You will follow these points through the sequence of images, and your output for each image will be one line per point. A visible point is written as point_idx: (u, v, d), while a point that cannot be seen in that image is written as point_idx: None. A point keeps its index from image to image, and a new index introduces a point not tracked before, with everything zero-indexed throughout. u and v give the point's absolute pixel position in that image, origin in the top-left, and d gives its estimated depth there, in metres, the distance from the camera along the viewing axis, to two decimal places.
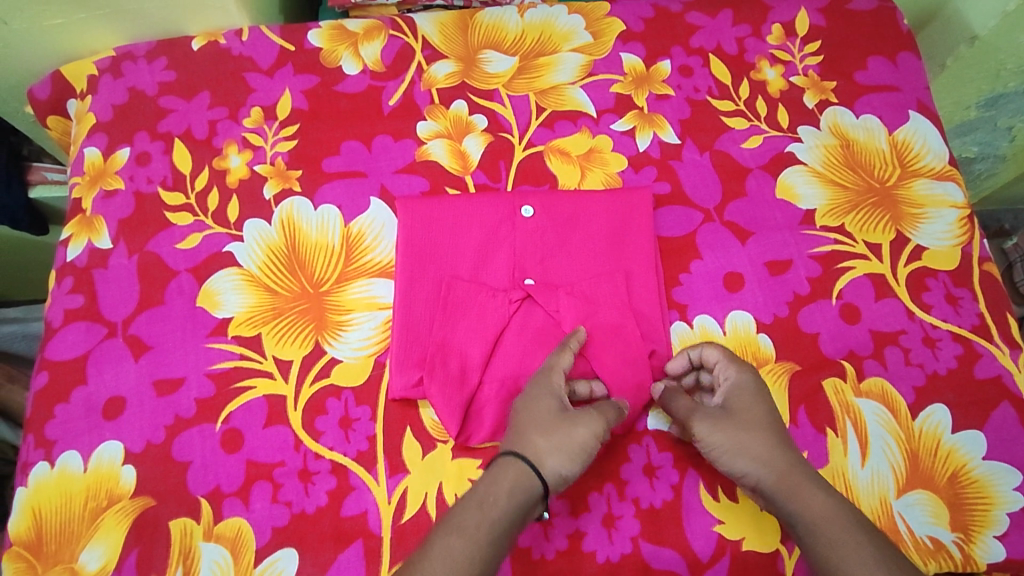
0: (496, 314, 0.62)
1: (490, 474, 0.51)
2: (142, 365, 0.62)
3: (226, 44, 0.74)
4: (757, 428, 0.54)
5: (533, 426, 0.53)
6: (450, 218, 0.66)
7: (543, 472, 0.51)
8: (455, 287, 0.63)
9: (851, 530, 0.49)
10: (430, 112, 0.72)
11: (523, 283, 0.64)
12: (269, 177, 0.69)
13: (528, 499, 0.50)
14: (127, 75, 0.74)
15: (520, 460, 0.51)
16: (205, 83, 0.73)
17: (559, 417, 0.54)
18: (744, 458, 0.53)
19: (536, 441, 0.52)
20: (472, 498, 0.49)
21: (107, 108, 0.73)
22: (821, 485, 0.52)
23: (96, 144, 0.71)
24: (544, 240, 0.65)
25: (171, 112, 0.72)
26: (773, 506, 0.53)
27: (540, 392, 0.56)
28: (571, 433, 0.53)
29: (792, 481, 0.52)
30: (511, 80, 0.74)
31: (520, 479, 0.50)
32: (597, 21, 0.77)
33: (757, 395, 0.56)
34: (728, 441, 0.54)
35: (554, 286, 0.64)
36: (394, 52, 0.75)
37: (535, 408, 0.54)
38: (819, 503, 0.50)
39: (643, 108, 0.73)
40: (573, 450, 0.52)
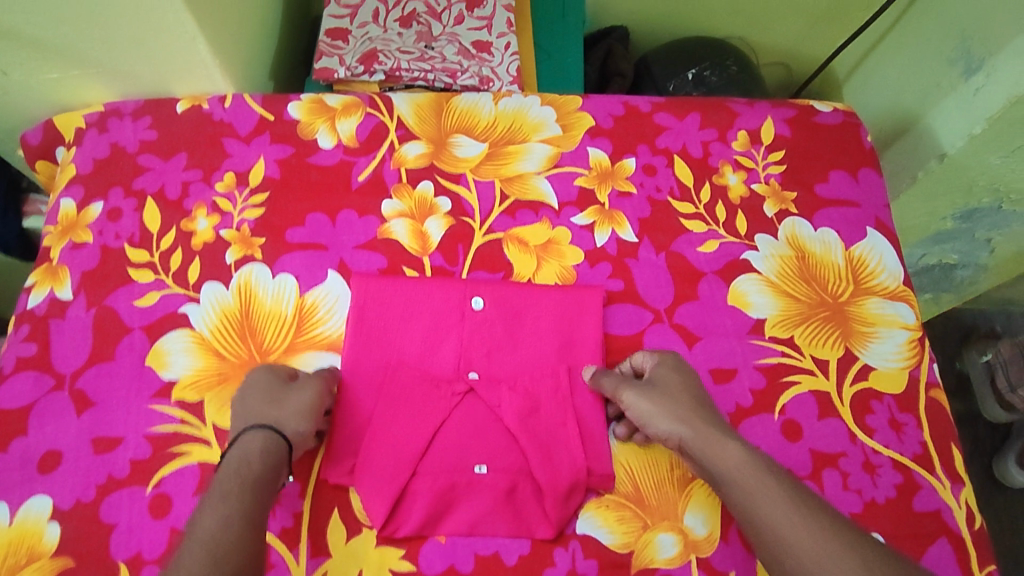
0: (437, 407, 0.62)
1: (236, 449, 0.55)
2: (84, 421, 0.63)
3: (209, 109, 0.77)
4: (678, 392, 0.60)
5: (262, 401, 0.58)
6: (397, 300, 0.67)
7: (283, 432, 0.56)
8: (398, 371, 0.64)
9: (761, 473, 0.54)
10: (397, 191, 0.75)
11: (468, 376, 0.65)
12: (233, 243, 0.71)
13: (280, 457, 0.55)
14: (112, 131, 0.76)
15: (262, 429, 0.56)
16: (183, 144, 0.76)
17: (280, 390, 0.59)
18: (666, 419, 0.58)
19: (271, 410, 0.57)
20: (229, 473, 0.52)
21: (88, 161, 0.75)
22: (734, 437, 0.57)
23: (72, 196, 0.73)
24: (491, 331, 0.67)
25: (148, 170, 0.74)
26: (696, 461, 0.57)
27: (263, 371, 0.60)
28: (298, 397, 0.59)
29: (706, 436, 0.57)
30: (479, 166, 0.76)
31: (268, 441, 0.55)
32: (567, 115, 0.80)
33: (677, 370, 0.62)
34: (652, 406, 0.59)
35: (496, 380, 0.65)
36: (368, 129, 0.77)
37: (256, 384, 0.59)
38: (732, 453, 0.55)
39: (604, 204, 0.75)
40: (304, 409, 0.58)
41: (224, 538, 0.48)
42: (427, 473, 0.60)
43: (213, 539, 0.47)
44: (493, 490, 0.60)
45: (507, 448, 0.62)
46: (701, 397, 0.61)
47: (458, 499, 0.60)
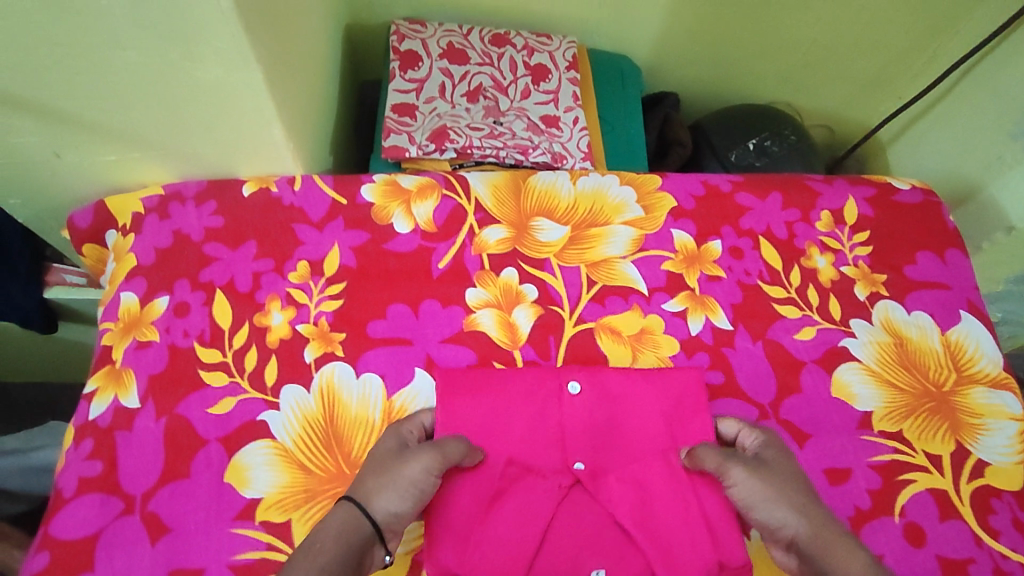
0: (545, 502, 0.58)
1: (325, 517, 0.51)
2: (160, 550, 0.56)
3: (278, 192, 0.73)
4: (792, 479, 0.55)
5: (369, 469, 0.54)
6: (495, 384, 0.64)
7: (370, 511, 0.51)
8: (501, 463, 0.60)
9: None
10: (481, 280, 0.71)
11: (574, 468, 0.61)
12: (311, 338, 0.66)
13: (359, 541, 0.49)
14: (174, 217, 0.72)
15: (350, 502, 0.51)
16: (252, 231, 0.71)
17: (391, 459, 0.54)
18: (783, 507, 0.53)
19: (367, 481, 0.53)
20: (304, 545, 0.47)
21: (148, 250, 0.70)
22: (858, 546, 0.51)
23: (134, 290, 0.68)
24: (591, 418, 0.63)
25: (215, 260, 0.69)
26: (810, 563, 0.51)
27: (385, 438, 0.58)
28: (402, 468, 0.53)
29: (827, 537, 0.51)
30: (563, 250, 0.73)
31: (351, 517, 0.50)
32: (648, 195, 0.78)
33: (784, 453, 0.58)
34: (766, 489, 0.53)
35: (603, 471, 0.61)
36: (446, 212, 0.74)
37: (372, 453, 0.56)
38: (854, 565, 0.50)
39: (695, 289, 0.72)
40: (402, 484, 0.52)
41: None
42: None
43: None
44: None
45: (625, 550, 0.57)
46: (810, 487, 0.56)
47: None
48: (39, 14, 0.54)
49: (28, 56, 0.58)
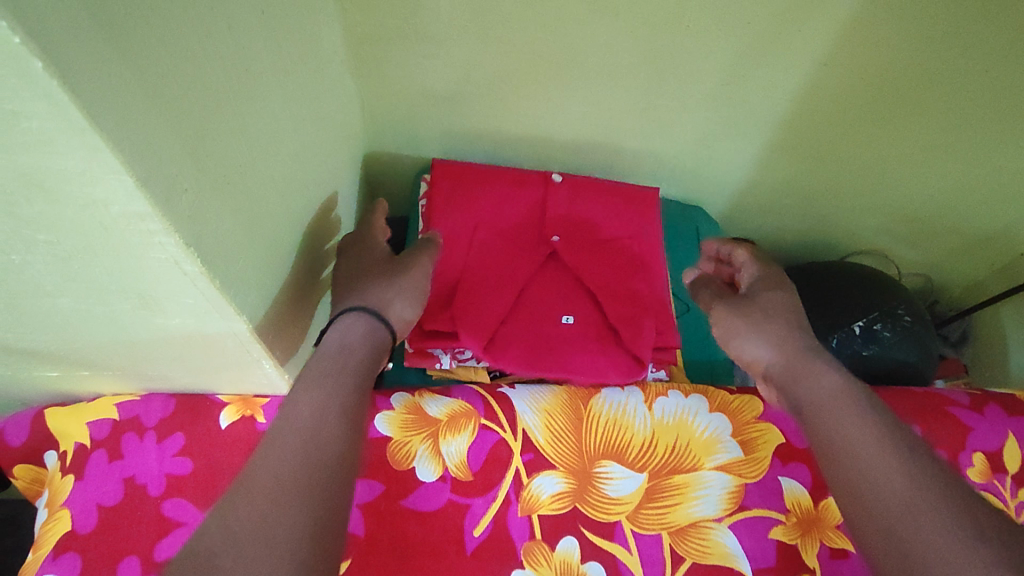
0: (523, 258, 0.66)
1: (336, 326, 0.48)
2: None
3: (266, 424, 0.57)
4: (783, 310, 0.52)
5: (360, 273, 0.52)
6: (493, 192, 0.69)
7: (391, 319, 0.51)
8: (489, 233, 0.67)
9: (866, 419, 0.45)
10: (530, 556, 0.53)
11: (548, 244, 0.67)
12: None
13: (385, 349, 0.50)
14: (127, 458, 0.55)
15: (365, 311, 0.49)
16: (232, 481, 0.55)
17: (393, 270, 0.53)
18: (756, 336, 0.51)
19: (377, 290, 0.51)
20: (326, 349, 0.46)
21: (89, 509, 0.53)
22: (831, 365, 0.49)
23: (58, 575, 0.49)
24: (568, 211, 0.69)
25: (178, 526, 0.53)
26: (783, 392, 0.50)
27: (361, 246, 0.56)
28: (405, 275, 0.54)
29: (800, 362, 0.49)
30: (639, 510, 0.56)
31: (371, 325, 0.48)
32: (748, 428, 0.61)
33: (778, 274, 0.56)
34: (746, 321, 0.52)
35: (574, 245, 0.68)
36: (484, 453, 0.57)
37: (359, 259, 0.54)
38: (828, 384, 0.47)
39: (816, 572, 0.55)
40: (411, 288, 0.53)
41: (323, 428, 0.40)
42: (520, 322, 0.64)
43: (312, 420, 0.40)
44: (579, 339, 0.64)
45: (589, 310, 0.66)
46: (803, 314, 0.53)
47: (546, 347, 0.63)
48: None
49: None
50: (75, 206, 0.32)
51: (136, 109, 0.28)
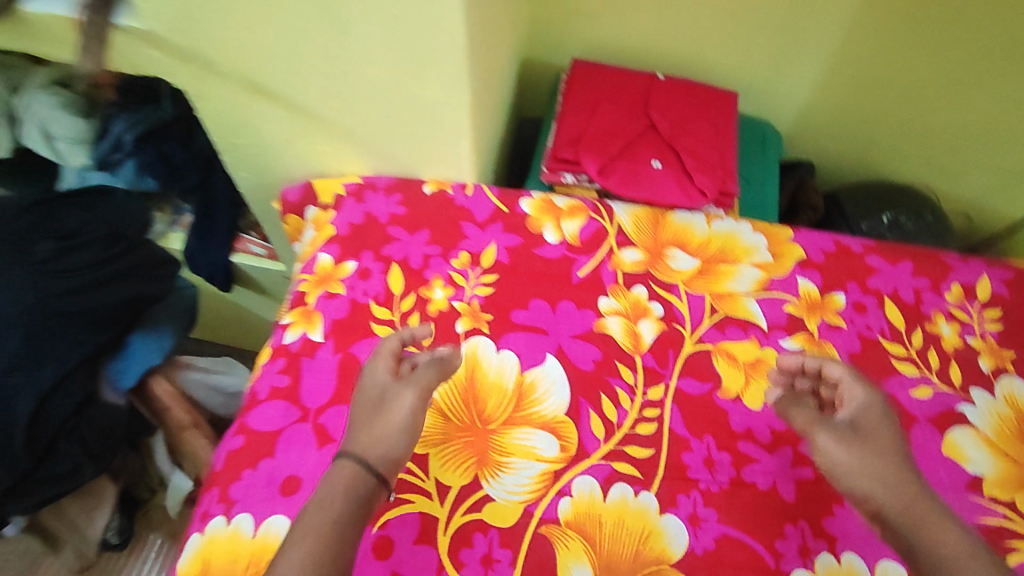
0: (629, 121, 0.94)
1: (326, 479, 0.55)
2: (324, 452, 0.68)
3: (452, 194, 0.88)
4: (887, 453, 0.56)
5: (359, 427, 0.59)
6: (611, 81, 0.98)
7: (373, 463, 0.57)
8: (606, 103, 0.95)
9: (983, 568, 0.48)
10: (614, 291, 0.80)
11: (648, 115, 0.94)
12: (463, 314, 0.78)
13: (365, 493, 0.55)
14: (368, 202, 0.88)
15: (351, 460, 0.56)
16: (427, 222, 0.86)
17: (380, 402, 0.62)
18: (867, 480, 0.55)
19: (360, 440, 0.58)
20: (313, 501, 0.52)
21: (345, 225, 0.86)
22: (952, 519, 0.51)
23: (329, 253, 0.84)
24: (666, 97, 0.96)
25: (395, 240, 0.84)
26: (896, 534, 0.53)
27: (376, 373, 0.64)
28: (388, 415, 0.60)
29: (918, 512, 0.52)
30: (691, 279, 0.81)
31: (355, 472, 0.55)
32: (780, 244, 0.84)
33: (884, 419, 0.59)
34: (853, 457, 0.56)
35: (669, 117, 0.94)
36: (590, 231, 0.85)
37: (359, 407, 0.62)
38: (951, 538, 0.50)
39: (814, 334, 0.77)
40: (394, 430, 0.59)
41: None
42: (625, 160, 0.91)
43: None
44: (666, 176, 0.90)
45: (676, 158, 0.91)
46: (912, 467, 0.56)
47: (642, 178, 0.90)
48: (319, 34, 0.73)
49: (296, 66, 0.78)
50: None
51: None
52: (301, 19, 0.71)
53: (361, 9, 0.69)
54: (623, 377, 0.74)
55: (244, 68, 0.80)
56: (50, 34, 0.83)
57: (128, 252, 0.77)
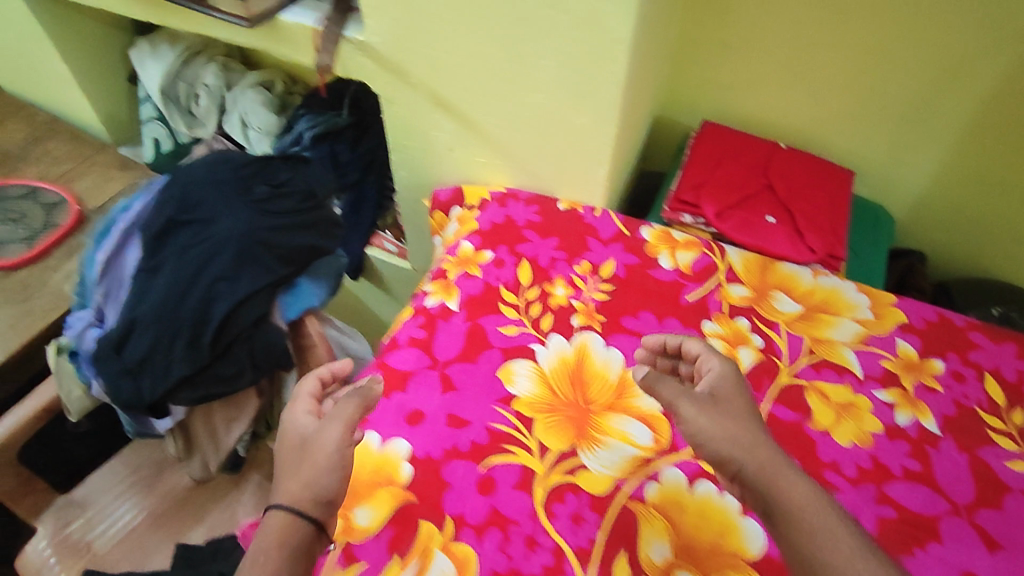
0: (749, 180, 1.04)
1: (263, 527, 0.61)
2: (446, 398, 0.78)
3: (583, 213, 1.00)
4: (739, 418, 0.64)
5: (286, 474, 0.64)
6: (738, 142, 1.09)
7: (303, 510, 0.61)
8: (729, 160, 1.06)
9: (825, 507, 0.56)
10: (718, 318, 0.88)
11: (767, 178, 1.04)
12: (579, 312, 0.88)
13: (300, 539, 0.60)
14: (509, 208, 1.01)
15: (283, 509, 0.61)
16: (558, 232, 0.98)
17: (304, 446, 0.66)
18: (722, 441, 0.62)
19: (287, 490, 0.62)
20: (249, 556, 0.58)
21: (488, 222, 1.00)
22: (794, 469, 0.59)
23: (471, 242, 0.97)
24: (786, 165, 1.06)
25: (528, 241, 0.97)
26: (749, 487, 0.60)
27: (297, 424, 0.69)
28: (310, 456, 0.64)
29: (767, 465, 0.59)
30: (793, 321, 0.87)
31: (287, 517, 0.60)
32: (882, 307, 0.89)
33: (737, 390, 0.68)
34: (710, 423, 0.64)
35: (786, 182, 1.04)
36: (702, 264, 0.94)
37: (284, 456, 0.66)
38: (792, 484, 0.58)
39: (910, 391, 0.80)
40: (320, 472, 0.63)
41: None
42: (742, 210, 1.00)
43: None
44: (779, 231, 0.98)
45: (790, 218, 1.00)
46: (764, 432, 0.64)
47: (756, 229, 0.98)
48: (503, 61, 0.90)
49: (476, 85, 0.95)
50: (595, 32, 0.81)
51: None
52: (493, 46, 0.89)
53: (546, 43, 0.85)
54: None
55: (434, 81, 0.98)
56: (289, 39, 1.05)
57: (315, 208, 0.94)
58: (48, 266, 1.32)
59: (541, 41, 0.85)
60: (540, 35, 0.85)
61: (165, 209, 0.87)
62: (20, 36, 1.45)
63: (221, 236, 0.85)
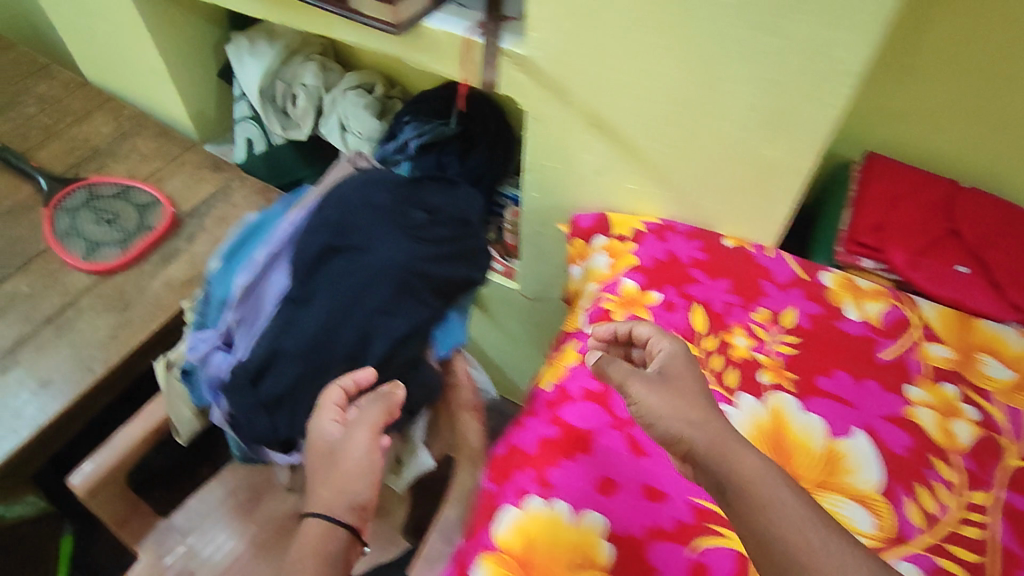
0: (931, 222, 0.93)
1: (302, 530, 0.72)
2: (640, 465, 0.72)
3: (754, 251, 0.91)
4: (687, 392, 0.60)
5: (320, 483, 0.73)
6: (912, 176, 0.98)
7: (335, 516, 0.71)
8: (905, 198, 0.95)
9: (769, 479, 0.52)
10: (921, 382, 0.79)
11: (952, 219, 0.93)
12: (766, 367, 0.81)
13: (336, 545, 0.70)
14: (669, 241, 0.93)
15: (320, 519, 0.71)
16: (728, 272, 0.89)
17: (333, 453, 0.73)
18: (675, 419, 0.58)
19: (329, 506, 0.71)
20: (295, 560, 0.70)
21: (649, 258, 0.92)
22: (755, 449, 0.55)
23: (633, 280, 0.89)
24: (972, 201, 0.94)
25: (698, 281, 0.89)
26: (704, 470, 0.55)
27: (323, 432, 0.74)
28: (343, 470, 0.72)
29: (721, 442, 0.55)
30: (1009, 392, 0.79)
31: (325, 527, 0.70)
32: None
33: (688, 366, 0.64)
34: (649, 395, 0.60)
35: (977, 223, 0.92)
36: (893, 317, 0.85)
37: (319, 467, 0.74)
38: (749, 463, 0.53)
39: None
40: (337, 474, 0.72)
41: None
42: (926, 259, 0.90)
43: None
44: (972, 283, 0.87)
45: (984, 267, 0.89)
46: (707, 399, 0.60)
47: (946, 281, 0.88)
48: (688, 85, 0.79)
49: (645, 109, 0.84)
50: (817, 62, 0.70)
51: (881, 22, 0.64)
52: (677, 68, 0.78)
53: (746, 69, 0.74)
54: (940, 472, 0.73)
55: (594, 100, 0.88)
56: (428, 45, 0.95)
57: (473, 236, 0.87)
58: (144, 271, 1.26)
59: (741, 68, 0.74)
60: (740, 60, 0.73)
61: (320, 234, 0.79)
62: (116, 27, 1.38)
63: (380, 265, 0.77)
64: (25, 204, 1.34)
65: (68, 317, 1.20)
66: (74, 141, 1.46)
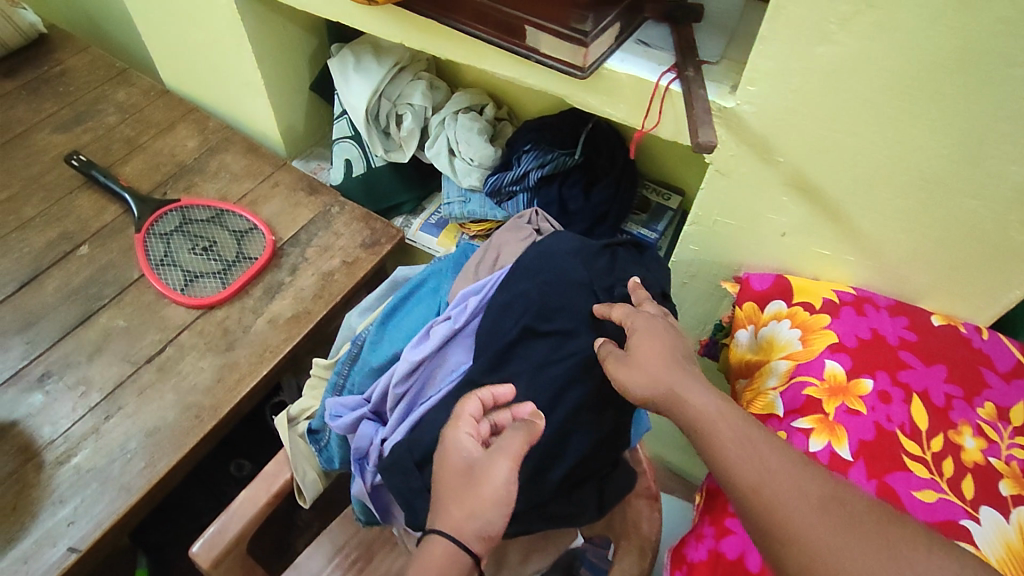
0: None
1: (420, 550, 0.58)
2: None
3: (968, 333, 0.82)
4: (653, 356, 0.63)
5: (449, 499, 0.60)
6: None
7: (463, 541, 0.58)
8: None
9: (722, 419, 0.58)
10: None
11: None
12: (1004, 475, 0.73)
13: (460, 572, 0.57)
14: (870, 317, 0.84)
15: (447, 539, 0.58)
16: (943, 357, 0.80)
17: (471, 471, 0.60)
18: (643, 385, 0.62)
19: (458, 526, 0.58)
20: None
21: (852, 337, 0.82)
22: (705, 392, 0.60)
23: (838, 362, 0.81)
24: None
25: (911, 367, 0.79)
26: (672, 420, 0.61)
27: (456, 444, 0.63)
28: (479, 491, 0.59)
29: (676, 393, 0.60)
30: None
31: (452, 550, 0.57)
32: None
33: (655, 331, 0.65)
34: (623, 366, 0.63)
35: None
36: None
37: (446, 477, 0.61)
38: (702, 406, 0.59)
39: None
40: (476, 496, 0.59)
41: None
42: None
43: None
44: None
45: None
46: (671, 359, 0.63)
47: None
48: (943, 158, 0.69)
49: (872, 176, 0.74)
50: None
51: None
52: (936, 140, 0.68)
53: None
54: None
55: (805, 162, 0.77)
56: (605, 87, 0.84)
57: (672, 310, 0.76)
58: (247, 307, 1.17)
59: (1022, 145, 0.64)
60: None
61: (517, 313, 0.71)
62: (212, 36, 1.28)
63: (591, 354, 0.69)
64: (113, 227, 1.25)
65: (169, 356, 1.10)
66: (159, 155, 1.36)
